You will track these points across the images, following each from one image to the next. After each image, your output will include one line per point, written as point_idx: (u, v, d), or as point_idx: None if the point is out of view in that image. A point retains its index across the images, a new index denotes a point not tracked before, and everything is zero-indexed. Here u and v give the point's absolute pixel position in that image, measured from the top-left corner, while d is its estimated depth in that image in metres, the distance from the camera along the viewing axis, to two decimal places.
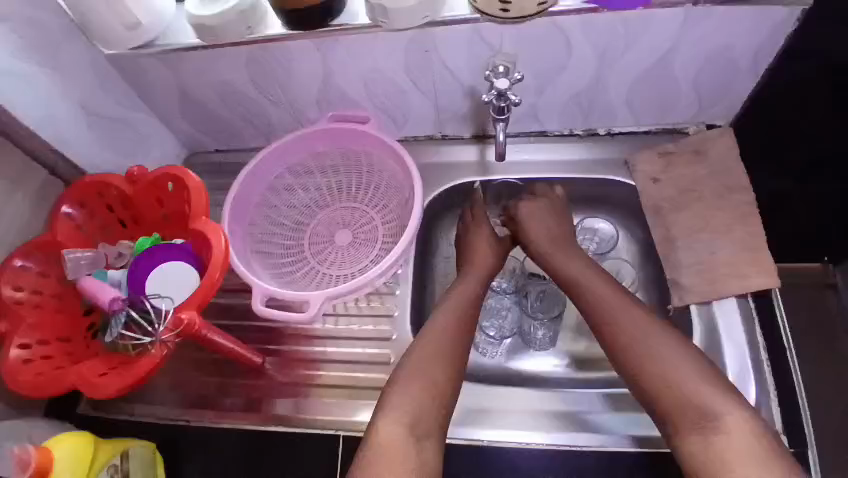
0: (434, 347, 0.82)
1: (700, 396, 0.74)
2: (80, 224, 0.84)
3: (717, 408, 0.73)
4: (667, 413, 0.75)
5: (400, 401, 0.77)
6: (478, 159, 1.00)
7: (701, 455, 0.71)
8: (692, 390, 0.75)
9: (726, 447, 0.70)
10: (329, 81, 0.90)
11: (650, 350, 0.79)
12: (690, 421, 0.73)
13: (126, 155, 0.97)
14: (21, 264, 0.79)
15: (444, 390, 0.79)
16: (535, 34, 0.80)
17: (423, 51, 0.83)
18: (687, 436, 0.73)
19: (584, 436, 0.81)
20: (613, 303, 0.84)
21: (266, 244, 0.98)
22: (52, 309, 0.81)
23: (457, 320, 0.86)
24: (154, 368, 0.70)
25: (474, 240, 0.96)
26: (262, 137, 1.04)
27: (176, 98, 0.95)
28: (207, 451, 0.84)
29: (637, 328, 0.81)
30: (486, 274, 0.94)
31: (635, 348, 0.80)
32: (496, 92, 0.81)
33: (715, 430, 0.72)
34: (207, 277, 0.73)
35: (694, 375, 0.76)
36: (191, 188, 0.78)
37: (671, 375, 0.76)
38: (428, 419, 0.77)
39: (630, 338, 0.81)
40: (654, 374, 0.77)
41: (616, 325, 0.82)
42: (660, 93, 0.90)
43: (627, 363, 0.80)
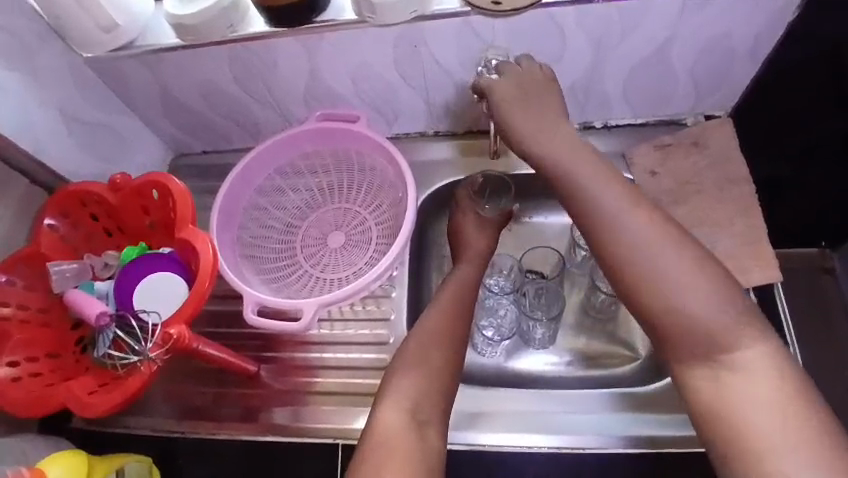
0: (435, 335, 0.79)
1: (711, 327, 0.64)
2: (64, 234, 0.81)
3: (730, 341, 0.63)
4: (671, 341, 0.65)
5: (401, 387, 0.74)
6: (472, 154, 0.97)
7: (708, 392, 0.64)
8: (703, 319, 0.64)
9: (736, 389, 0.62)
10: (317, 79, 0.87)
11: (653, 265, 0.66)
12: (698, 357, 0.64)
13: (109, 160, 0.94)
14: (6, 279, 0.76)
15: (445, 377, 0.76)
16: (528, 25, 0.77)
17: (413, 46, 0.81)
18: (695, 374, 0.64)
19: (588, 437, 0.80)
20: (614, 214, 0.69)
21: (257, 249, 0.95)
22: (40, 324, 0.78)
23: (454, 312, 0.82)
24: (144, 384, 0.68)
25: (466, 231, 0.92)
26: (249, 138, 1.01)
27: (159, 100, 0.92)
28: (205, 462, 0.83)
29: (645, 247, 0.67)
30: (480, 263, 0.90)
31: (640, 276, 0.67)
32: None
33: (729, 369, 0.63)
34: (195, 289, 0.70)
35: (704, 301, 0.64)
36: (176, 195, 0.76)
37: (674, 300, 0.65)
38: (430, 405, 0.73)
39: (632, 258, 0.67)
40: (662, 303, 0.65)
41: (627, 255, 0.68)
42: (658, 83, 0.87)
43: (625, 274, 0.68)
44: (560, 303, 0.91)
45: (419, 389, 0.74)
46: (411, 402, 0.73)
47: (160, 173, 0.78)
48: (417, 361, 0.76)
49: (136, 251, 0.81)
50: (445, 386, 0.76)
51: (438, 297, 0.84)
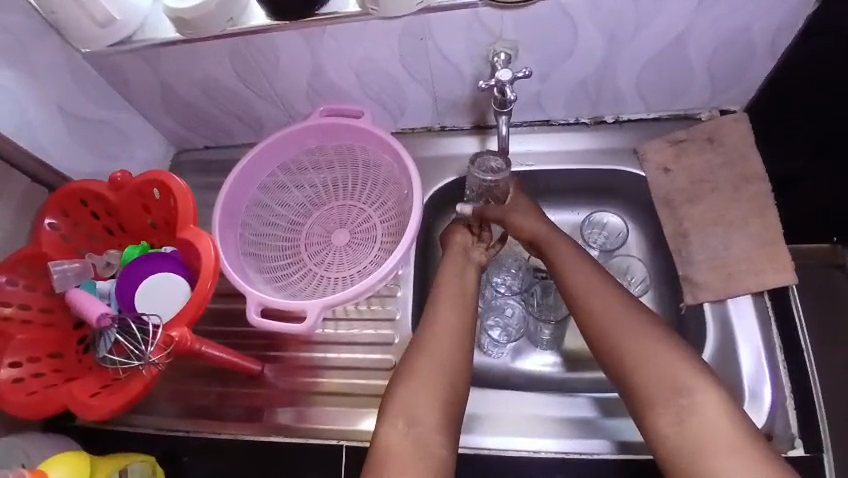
0: (426, 354, 0.76)
1: (673, 377, 0.70)
2: (65, 233, 0.80)
3: (687, 387, 0.69)
4: (639, 395, 0.71)
5: (400, 399, 0.73)
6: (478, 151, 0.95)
7: (674, 438, 0.68)
8: (665, 369, 0.70)
9: (697, 429, 0.67)
10: (320, 74, 0.85)
11: (623, 322, 0.74)
12: (663, 402, 0.69)
13: (109, 156, 0.93)
14: (7, 280, 0.75)
15: (442, 388, 0.74)
16: (537, 19, 0.74)
17: (418, 40, 0.78)
18: (661, 419, 0.69)
19: (591, 441, 0.79)
20: (583, 268, 0.80)
21: (260, 246, 0.94)
22: (42, 323, 0.77)
23: (443, 320, 0.79)
24: (145, 389, 0.67)
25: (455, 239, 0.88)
26: (252, 133, 1.00)
27: (160, 95, 0.90)
28: (209, 460, 0.81)
29: (614, 309, 0.76)
30: (464, 259, 0.87)
31: (615, 342, 0.74)
32: (496, 82, 0.76)
33: (690, 412, 0.68)
34: (197, 290, 0.69)
35: (669, 355, 0.71)
36: (178, 194, 0.74)
37: (649, 356, 0.71)
38: (428, 413, 0.72)
39: (605, 317, 0.75)
40: (631, 363, 0.72)
41: (606, 322, 0.75)
42: (672, 78, 0.84)
43: (603, 346, 0.75)
44: None
45: (418, 402, 0.72)
46: (408, 412, 0.72)
47: (161, 171, 0.76)
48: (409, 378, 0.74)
49: (137, 250, 0.80)
50: (443, 396, 0.73)
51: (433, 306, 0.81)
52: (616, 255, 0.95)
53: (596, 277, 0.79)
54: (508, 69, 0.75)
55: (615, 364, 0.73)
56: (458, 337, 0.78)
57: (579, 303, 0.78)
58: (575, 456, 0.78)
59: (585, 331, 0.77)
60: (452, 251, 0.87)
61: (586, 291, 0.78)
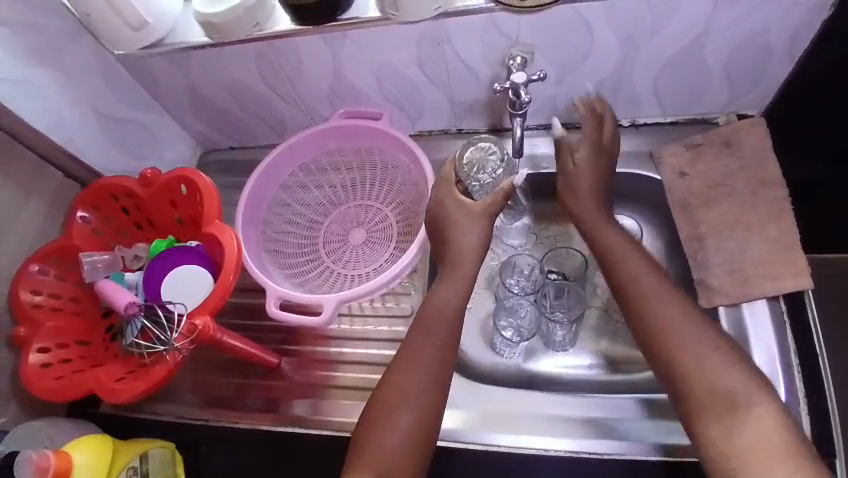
0: (400, 399, 0.73)
1: (729, 386, 0.67)
2: (96, 227, 0.84)
3: (743, 396, 0.66)
4: (692, 400, 0.68)
5: (369, 452, 0.70)
6: None
7: (724, 444, 0.65)
8: (720, 376, 0.68)
9: (745, 439, 0.64)
10: (340, 76, 0.87)
11: (681, 330, 0.71)
12: (715, 412, 0.67)
13: (140, 155, 0.97)
14: (37, 268, 0.78)
15: (413, 444, 0.71)
16: (554, 22, 0.76)
17: (436, 44, 0.80)
18: (712, 425, 0.66)
19: (604, 442, 0.79)
20: (633, 265, 0.78)
21: (280, 243, 0.96)
22: (71, 312, 0.81)
23: (416, 363, 0.75)
24: (168, 374, 0.69)
25: (462, 259, 0.82)
26: (275, 135, 1.03)
27: (188, 97, 0.94)
28: (227, 448, 0.83)
29: (673, 312, 0.73)
30: (465, 291, 0.81)
31: (672, 344, 0.71)
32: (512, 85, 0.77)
33: (742, 420, 0.65)
34: (220, 281, 0.72)
35: (727, 362, 0.69)
36: (203, 190, 0.78)
37: (705, 367, 0.69)
38: (400, 466, 0.69)
39: (664, 323, 0.72)
40: (686, 370, 0.69)
41: (662, 327, 0.72)
42: (688, 82, 0.85)
43: (658, 348, 0.72)
44: (581, 306, 0.91)
45: (387, 455, 0.69)
46: (379, 468, 0.69)
47: (187, 168, 0.80)
48: (379, 426, 0.71)
49: (164, 244, 0.83)
50: (417, 445, 0.71)
51: (396, 359, 0.76)
52: None
53: (657, 280, 0.76)
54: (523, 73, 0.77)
55: (668, 364, 0.71)
56: (431, 382, 0.74)
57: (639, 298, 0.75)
58: (586, 456, 0.79)
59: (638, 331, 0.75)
60: (454, 275, 0.81)
61: (648, 292, 0.75)
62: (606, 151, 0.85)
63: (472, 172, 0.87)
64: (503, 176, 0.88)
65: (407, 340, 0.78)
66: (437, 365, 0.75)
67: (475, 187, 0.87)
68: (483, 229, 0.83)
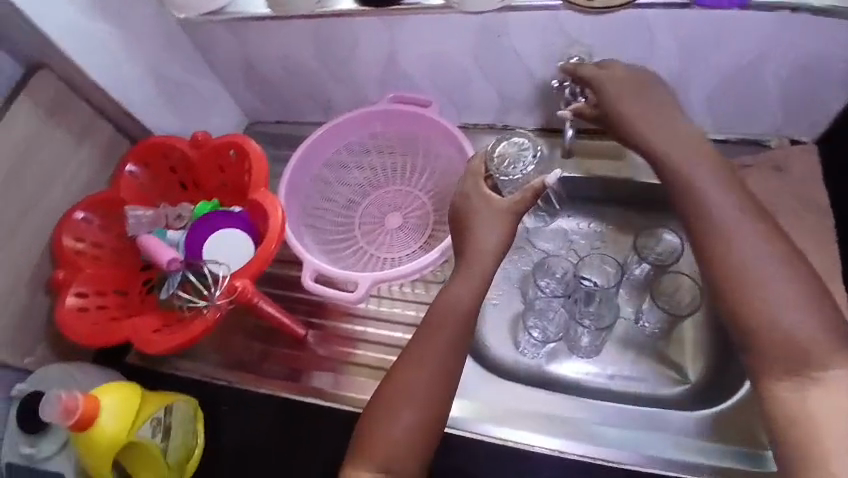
0: (406, 394, 0.70)
1: (805, 340, 0.60)
2: (143, 182, 0.86)
3: (821, 357, 0.59)
4: (761, 350, 0.62)
5: (372, 446, 0.68)
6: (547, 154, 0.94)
7: (785, 404, 0.59)
8: (796, 331, 0.60)
9: (819, 402, 0.57)
10: (394, 61, 0.88)
11: (763, 274, 0.63)
12: (782, 367, 0.60)
13: (189, 119, 0.98)
14: (82, 217, 0.80)
15: (416, 440, 0.68)
16: (618, 25, 0.76)
17: (495, 37, 0.80)
18: (779, 385, 0.60)
19: (616, 450, 0.79)
20: (709, 192, 0.67)
21: (317, 220, 0.97)
22: (110, 261, 0.83)
23: (425, 357, 0.72)
24: (206, 331, 0.70)
25: (477, 257, 0.77)
26: (320, 113, 1.04)
27: (242, 68, 0.95)
28: (245, 411, 0.84)
29: (750, 245, 0.64)
30: (478, 289, 0.76)
31: (746, 278, 0.63)
32: None
33: (817, 383, 0.58)
34: (262, 249, 0.74)
35: (809, 316, 0.61)
36: (252, 156, 0.80)
37: (779, 310, 0.61)
38: (403, 462, 0.67)
39: (740, 260, 0.64)
40: (756, 315, 0.62)
41: (733, 260, 0.64)
42: (743, 101, 0.84)
43: (727, 285, 0.64)
44: (614, 315, 0.89)
45: (391, 450, 0.67)
46: (381, 463, 0.67)
47: (239, 134, 0.81)
48: (383, 420, 0.69)
49: (209, 206, 0.84)
50: (420, 442, 0.69)
51: (405, 351, 0.73)
52: (668, 271, 0.90)
53: (737, 213, 0.66)
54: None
55: (736, 304, 0.63)
56: (438, 377, 0.71)
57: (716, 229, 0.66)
58: (602, 463, 0.78)
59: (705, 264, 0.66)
60: (469, 273, 0.76)
61: (723, 227, 0.65)
62: (643, 82, 0.75)
63: (505, 166, 0.83)
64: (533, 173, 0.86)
65: (417, 331, 0.75)
66: (447, 359, 0.72)
67: (505, 183, 0.82)
68: (505, 227, 0.77)
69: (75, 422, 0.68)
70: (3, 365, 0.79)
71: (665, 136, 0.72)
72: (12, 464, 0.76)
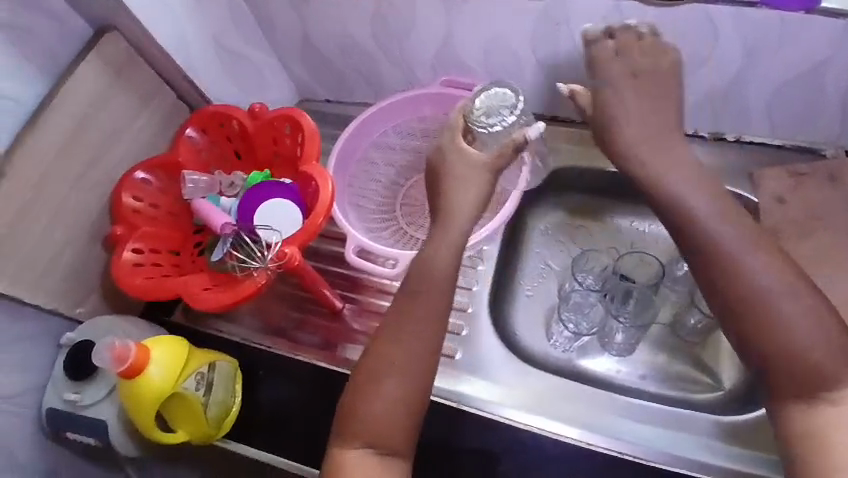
0: (390, 364, 0.68)
1: (815, 356, 0.60)
2: (200, 149, 0.89)
3: (831, 371, 0.60)
4: (766, 366, 0.62)
5: (364, 420, 0.67)
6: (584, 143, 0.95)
7: (799, 425, 0.61)
8: (805, 345, 0.61)
9: (832, 423, 0.59)
10: (450, 44, 0.89)
11: (762, 284, 0.63)
12: (792, 386, 0.61)
13: (245, 92, 1.01)
14: (142, 177, 0.84)
15: (402, 412, 0.67)
16: (679, 19, 0.75)
17: (553, 25, 0.80)
18: (789, 403, 0.62)
19: (623, 443, 0.78)
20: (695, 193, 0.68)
21: (361, 198, 0.99)
22: (166, 223, 0.86)
23: (407, 324, 0.70)
24: (255, 291, 0.74)
25: (456, 220, 0.74)
26: (371, 94, 1.05)
27: (300, 44, 0.98)
28: (281, 377, 0.86)
29: (743, 252, 0.65)
30: (452, 253, 0.73)
31: (747, 291, 0.63)
32: None
33: (828, 403, 0.60)
34: (310, 221, 0.76)
35: (812, 328, 0.61)
36: (307, 132, 0.82)
37: (787, 322, 0.62)
38: (392, 435, 0.67)
39: (733, 265, 0.64)
40: (759, 328, 0.63)
41: (726, 267, 0.65)
42: (803, 105, 0.82)
43: (728, 299, 0.64)
44: (650, 314, 0.89)
45: (381, 424, 0.67)
46: (373, 437, 0.66)
47: (293, 108, 0.84)
48: (368, 391, 0.68)
49: (261, 177, 0.86)
50: (409, 417, 0.68)
51: (387, 320, 0.71)
52: None
53: (726, 216, 0.67)
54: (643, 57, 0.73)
55: (737, 316, 0.64)
56: (420, 346, 0.69)
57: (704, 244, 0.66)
58: (632, 460, 0.77)
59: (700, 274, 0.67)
60: (443, 237, 0.73)
61: (711, 239, 0.66)
62: (645, 66, 0.75)
63: (485, 118, 0.76)
64: (517, 122, 0.77)
65: (393, 303, 0.72)
66: (429, 327, 0.70)
67: (484, 139, 0.76)
68: (481, 184, 0.75)
69: (128, 369, 0.72)
70: (56, 313, 0.82)
71: (650, 134, 0.73)
72: (58, 409, 0.81)
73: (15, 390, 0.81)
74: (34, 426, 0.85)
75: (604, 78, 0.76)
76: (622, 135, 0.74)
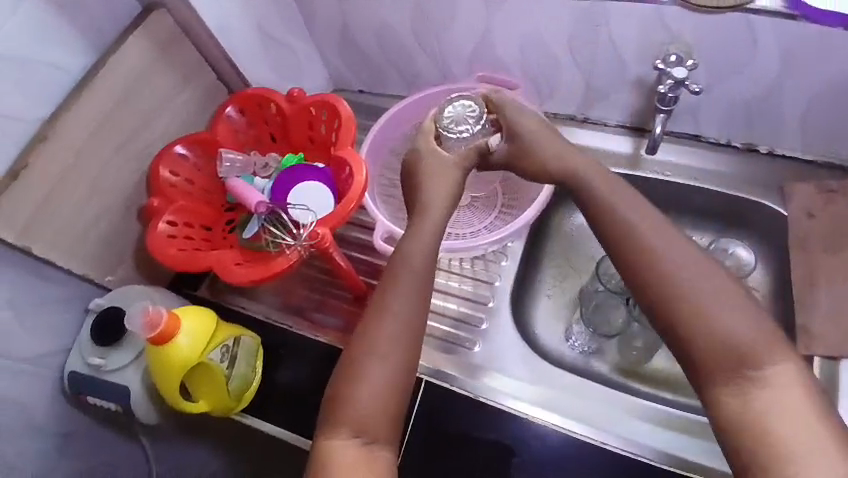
0: (374, 347, 0.65)
1: (738, 339, 0.57)
2: (238, 129, 0.91)
3: (764, 354, 0.56)
4: (696, 355, 0.58)
5: (349, 404, 0.63)
6: (632, 151, 0.95)
7: (737, 412, 0.55)
8: (727, 331, 0.58)
9: (765, 405, 0.54)
10: (487, 40, 0.90)
11: (679, 274, 0.61)
12: (725, 367, 0.57)
13: (281, 77, 1.03)
14: (180, 153, 0.86)
15: (390, 390, 0.64)
16: (719, 25, 0.75)
17: (594, 26, 0.81)
18: (722, 388, 0.57)
19: (594, 430, 0.79)
20: (610, 196, 0.69)
21: (390, 189, 1.00)
22: (200, 199, 0.88)
23: (390, 307, 0.67)
24: (286, 268, 0.75)
25: (430, 211, 0.75)
26: (404, 87, 1.06)
27: (339, 33, 0.99)
28: (300, 358, 0.87)
29: (664, 248, 0.63)
30: (434, 236, 0.73)
31: (672, 285, 0.60)
32: (672, 82, 0.78)
33: (757, 383, 0.55)
34: (342, 205, 0.77)
35: (738, 315, 0.58)
36: (343, 117, 0.84)
37: (714, 309, 0.58)
38: (379, 421, 0.62)
39: (658, 262, 0.62)
40: (685, 317, 0.59)
41: (657, 263, 0.62)
42: (838, 120, 0.82)
43: (651, 298, 0.61)
44: None
45: (364, 408, 0.62)
46: (358, 423, 0.62)
47: (331, 95, 0.85)
48: (355, 373, 0.64)
49: (295, 159, 0.89)
50: (394, 403, 0.64)
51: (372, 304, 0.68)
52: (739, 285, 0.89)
53: (640, 217, 0.66)
54: (684, 66, 0.77)
55: (666, 314, 0.60)
56: (404, 323, 0.67)
57: (629, 239, 0.65)
58: (645, 462, 0.76)
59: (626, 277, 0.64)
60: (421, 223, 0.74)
61: (637, 238, 0.64)
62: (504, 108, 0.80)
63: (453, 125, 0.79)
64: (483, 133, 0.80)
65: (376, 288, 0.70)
66: (413, 310, 0.68)
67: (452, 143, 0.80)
68: (451, 178, 0.78)
69: (157, 335, 0.74)
70: (86, 279, 0.84)
71: (558, 152, 0.76)
72: (81, 373, 0.82)
73: (41, 352, 0.82)
74: (54, 390, 0.86)
75: (521, 118, 0.79)
76: (533, 155, 0.77)
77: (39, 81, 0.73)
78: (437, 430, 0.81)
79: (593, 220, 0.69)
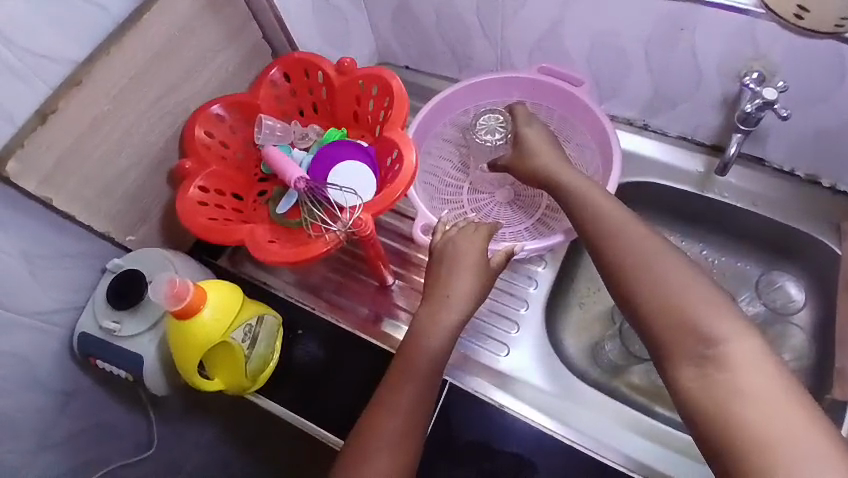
0: (378, 435, 0.65)
1: (708, 329, 0.55)
2: (280, 95, 0.86)
3: (728, 335, 0.55)
4: (663, 344, 0.57)
5: None
6: (704, 171, 0.90)
7: (700, 395, 0.53)
8: (702, 327, 0.56)
9: (724, 390, 0.52)
10: (555, 31, 0.84)
11: (654, 267, 0.62)
12: (688, 346, 0.56)
13: (329, 43, 0.97)
14: (217, 113, 0.80)
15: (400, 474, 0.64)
16: (810, 49, 0.70)
17: (676, 30, 0.76)
18: (685, 375, 0.55)
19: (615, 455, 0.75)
20: (598, 201, 0.73)
21: (431, 176, 0.96)
22: (233, 165, 0.84)
23: (398, 396, 0.67)
24: (322, 253, 0.70)
25: (452, 291, 0.74)
26: (455, 69, 1.01)
27: (396, 3, 0.93)
28: (318, 342, 0.83)
29: (641, 249, 0.64)
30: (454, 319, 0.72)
31: (646, 293, 0.61)
32: (760, 101, 0.73)
33: (719, 368, 0.53)
34: (387, 192, 0.72)
35: (709, 308, 0.57)
36: (396, 95, 0.78)
37: (685, 302, 0.58)
38: None
39: (636, 261, 0.63)
40: (655, 308, 0.59)
41: (632, 262, 0.64)
42: None
43: (625, 295, 0.63)
44: None
45: None
46: None
47: (384, 69, 0.80)
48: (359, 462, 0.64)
49: (338, 135, 0.84)
50: None
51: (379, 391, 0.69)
52: (780, 321, 0.89)
53: (626, 217, 0.69)
54: (775, 87, 0.72)
55: (640, 313, 0.60)
56: (415, 412, 0.67)
57: (605, 237, 0.68)
58: None
59: (608, 278, 0.66)
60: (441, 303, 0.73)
61: (620, 237, 0.67)
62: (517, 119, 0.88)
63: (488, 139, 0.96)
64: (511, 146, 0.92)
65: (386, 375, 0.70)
66: (420, 401, 0.68)
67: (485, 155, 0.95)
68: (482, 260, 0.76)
69: (180, 307, 0.70)
70: (105, 236, 0.79)
71: (555, 163, 0.81)
72: (93, 335, 0.78)
73: (50, 307, 0.78)
74: (61, 348, 0.81)
75: (529, 127, 0.87)
76: (530, 162, 0.84)
77: (76, 21, 0.66)
78: (453, 440, 0.75)
79: (580, 225, 0.73)
